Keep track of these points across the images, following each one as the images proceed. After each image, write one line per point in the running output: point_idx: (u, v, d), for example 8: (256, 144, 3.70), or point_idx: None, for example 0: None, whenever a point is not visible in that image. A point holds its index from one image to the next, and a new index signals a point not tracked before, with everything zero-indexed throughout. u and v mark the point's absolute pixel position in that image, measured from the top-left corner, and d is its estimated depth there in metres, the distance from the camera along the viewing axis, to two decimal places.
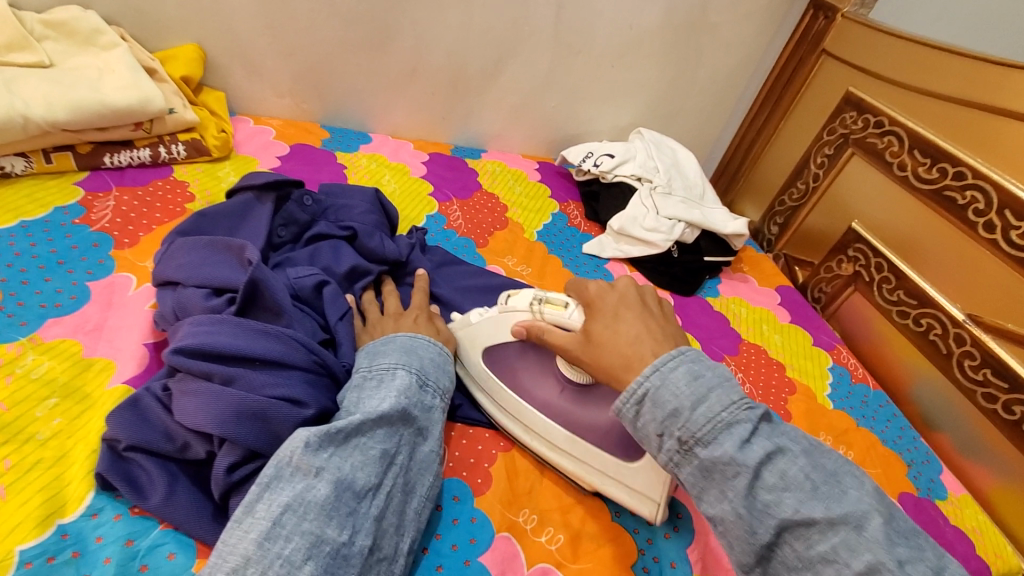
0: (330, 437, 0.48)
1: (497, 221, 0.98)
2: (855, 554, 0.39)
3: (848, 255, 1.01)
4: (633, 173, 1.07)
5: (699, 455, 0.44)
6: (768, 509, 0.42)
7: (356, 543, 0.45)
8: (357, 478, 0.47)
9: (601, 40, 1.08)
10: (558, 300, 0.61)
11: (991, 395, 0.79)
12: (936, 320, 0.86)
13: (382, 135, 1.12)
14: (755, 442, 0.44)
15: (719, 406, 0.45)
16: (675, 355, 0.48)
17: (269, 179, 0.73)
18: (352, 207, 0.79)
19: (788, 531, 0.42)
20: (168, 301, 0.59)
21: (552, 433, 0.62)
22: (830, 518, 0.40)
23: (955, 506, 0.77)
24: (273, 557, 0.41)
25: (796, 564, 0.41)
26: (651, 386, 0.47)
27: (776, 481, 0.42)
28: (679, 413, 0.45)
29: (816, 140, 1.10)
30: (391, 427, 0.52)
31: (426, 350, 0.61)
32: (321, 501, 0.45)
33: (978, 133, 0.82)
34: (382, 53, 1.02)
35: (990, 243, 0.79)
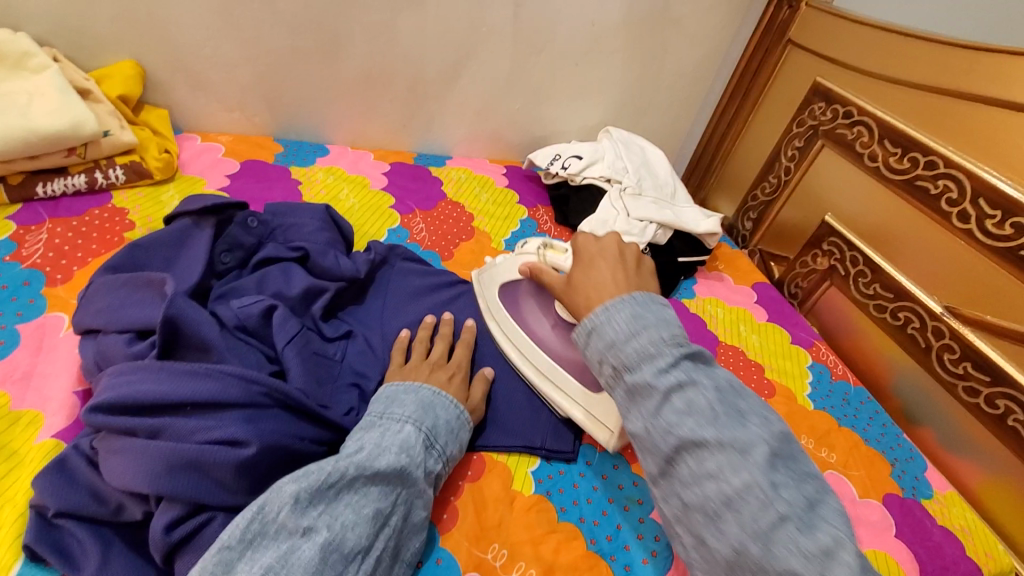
0: (321, 491, 0.46)
1: (462, 231, 0.95)
2: (736, 474, 0.41)
3: (823, 249, 0.99)
4: (602, 175, 1.03)
5: (626, 380, 0.48)
6: (671, 429, 0.44)
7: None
8: (346, 539, 0.45)
9: (561, 39, 1.05)
10: (561, 248, 0.74)
11: (972, 388, 0.77)
12: (914, 314, 0.84)
13: (340, 145, 1.08)
14: (673, 372, 0.46)
15: (649, 340, 0.47)
16: (625, 299, 0.51)
17: (205, 204, 0.69)
18: (302, 226, 0.75)
19: (686, 452, 0.44)
20: (91, 351, 0.55)
21: (541, 359, 0.70)
22: (720, 441, 0.43)
23: (942, 504, 0.75)
24: None
25: (688, 481, 0.44)
26: (599, 321, 0.51)
27: (681, 407, 0.44)
28: (616, 344, 0.49)
29: (785, 133, 1.08)
30: (388, 485, 0.49)
31: (445, 410, 0.59)
32: (305, 563, 0.42)
33: (948, 120, 0.80)
34: (334, 61, 0.97)
35: (964, 233, 0.77)
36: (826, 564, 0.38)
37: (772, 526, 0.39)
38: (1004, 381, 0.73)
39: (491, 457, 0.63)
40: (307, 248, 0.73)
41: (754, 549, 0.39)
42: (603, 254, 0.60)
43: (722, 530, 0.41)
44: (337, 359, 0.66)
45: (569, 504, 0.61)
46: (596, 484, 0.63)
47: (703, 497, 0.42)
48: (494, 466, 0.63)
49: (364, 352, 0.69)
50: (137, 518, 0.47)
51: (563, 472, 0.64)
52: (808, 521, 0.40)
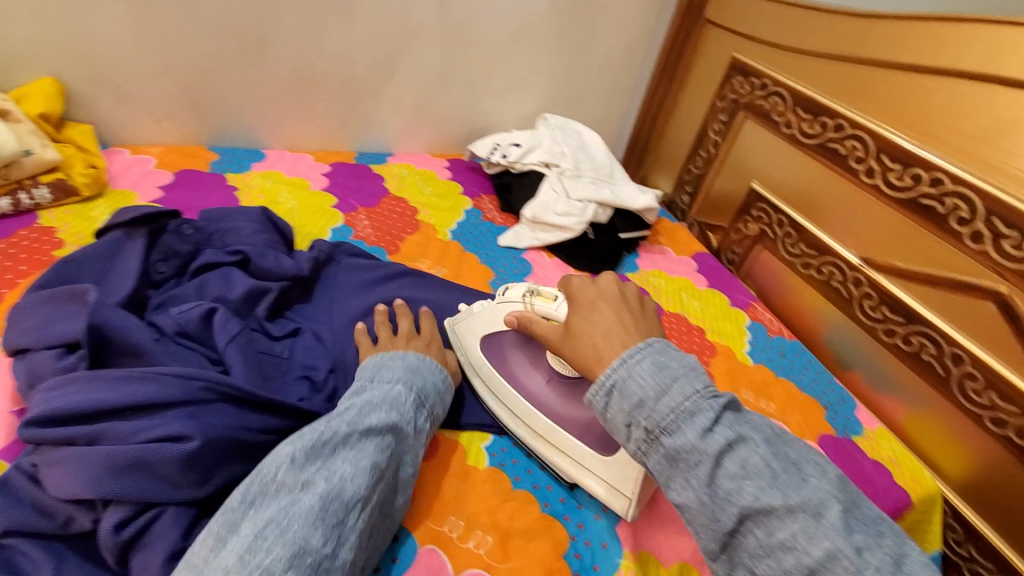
0: (316, 450, 0.49)
1: (407, 225, 0.96)
2: (814, 542, 0.40)
3: (753, 215, 1.05)
4: (541, 160, 1.06)
5: (665, 444, 0.46)
6: (729, 497, 0.43)
7: (339, 557, 0.45)
8: (346, 489, 0.47)
9: (490, 30, 1.07)
10: (549, 295, 0.69)
11: (890, 330, 0.84)
12: (835, 267, 0.90)
13: (278, 149, 1.07)
14: (717, 431, 0.45)
15: (681, 397, 0.46)
16: (641, 348, 0.51)
17: (136, 214, 0.69)
18: (239, 229, 0.75)
19: (750, 519, 0.43)
20: (21, 372, 0.54)
21: (538, 421, 0.66)
22: (788, 506, 0.42)
23: (871, 440, 0.82)
24: (253, 567, 0.41)
25: (757, 552, 0.42)
26: (618, 377, 0.49)
27: (736, 469, 0.44)
28: (645, 402, 0.47)
29: (711, 108, 1.13)
30: (382, 440, 0.52)
31: (430, 372, 0.62)
32: (306, 511, 0.45)
33: (850, 84, 0.87)
34: (263, 64, 0.97)
35: (872, 187, 0.84)
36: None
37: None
38: (917, 320, 0.80)
39: (445, 436, 0.65)
40: (245, 250, 0.73)
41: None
42: (603, 297, 0.58)
43: None
44: (285, 355, 0.67)
45: (523, 473, 0.64)
46: None
47: (780, 569, 0.41)
48: (448, 444, 0.65)
49: (312, 347, 0.69)
50: (88, 527, 0.47)
51: (516, 444, 0.67)
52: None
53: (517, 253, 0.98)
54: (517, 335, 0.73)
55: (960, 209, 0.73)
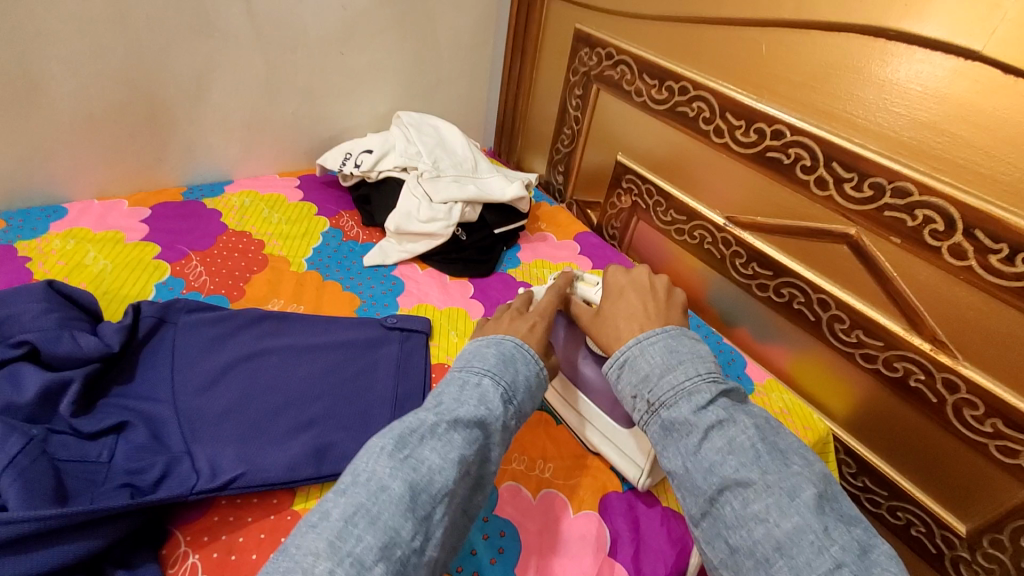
0: (404, 439, 0.47)
1: (252, 262, 0.85)
2: (785, 516, 0.44)
3: (624, 187, 1.03)
4: (397, 165, 0.98)
5: (663, 416, 0.52)
6: (713, 467, 0.47)
7: (425, 553, 0.43)
8: (433, 482, 0.45)
9: (316, 30, 0.96)
10: (592, 281, 0.74)
11: (762, 284, 0.85)
12: (705, 230, 0.90)
13: (85, 200, 0.91)
14: (710, 409, 0.50)
15: (685, 377, 0.52)
16: (657, 333, 0.57)
17: None
18: (19, 315, 0.62)
19: (730, 491, 0.46)
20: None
21: (568, 393, 0.69)
22: (766, 481, 0.46)
23: (762, 395, 0.82)
24: (343, 555, 0.39)
25: (731, 521, 0.45)
26: (632, 354, 0.56)
27: (722, 444, 0.48)
28: (650, 378, 0.54)
29: (565, 83, 1.09)
30: (471, 436, 0.49)
31: (524, 365, 0.57)
32: (396, 500, 0.43)
33: (686, 44, 0.85)
34: (39, 106, 0.81)
35: (722, 147, 0.83)
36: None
37: (828, 572, 0.41)
38: (783, 272, 0.81)
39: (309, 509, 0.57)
40: (31, 339, 0.60)
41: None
42: (633, 284, 0.67)
43: None
44: (102, 459, 0.55)
45: None
46: None
47: (752, 540, 0.44)
48: None
49: (142, 441, 0.57)
50: None
51: None
52: (864, 567, 0.41)
53: (386, 270, 0.90)
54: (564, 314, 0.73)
55: (803, 158, 0.74)
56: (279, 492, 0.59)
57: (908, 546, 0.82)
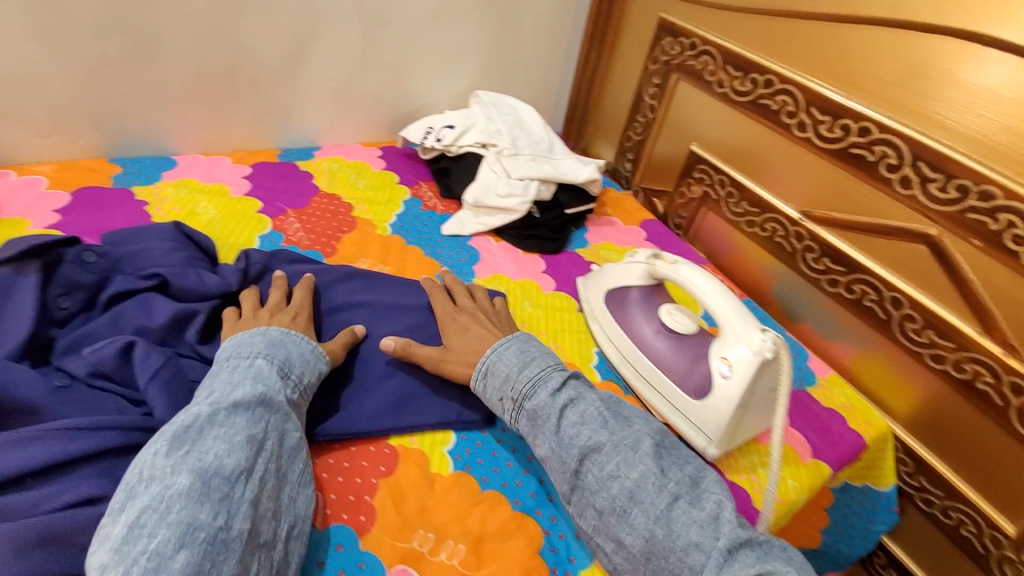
0: (182, 436, 0.48)
1: (342, 223, 0.90)
2: (632, 468, 0.55)
3: (695, 177, 1.05)
4: (477, 141, 1.02)
5: (528, 407, 0.60)
6: (572, 441, 0.57)
7: (234, 527, 0.45)
8: (224, 464, 0.47)
9: (408, 6, 1.01)
10: (670, 259, 0.73)
11: (833, 280, 0.86)
12: (777, 224, 0.91)
13: (190, 155, 0.98)
14: (562, 393, 0.61)
15: (539, 369, 0.62)
16: (510, 338, 0.66)
17: (25, 246, 0.62)
18: (149, 251, 0.69)
19: (589, 459, 0.56)
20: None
21: (624, 345, 0.76)
22: (614, 443, 0.57)
23: (825, 388, 0.84)
24: (137, 554, 0.41)
25: (594, 484, 0.55)
26: (491, 361, 0.64)
27: (576, 418, 0.59)
28: (510, 376, 0.62)
29: (644, 72, 1.12)
30: (253, 415, 0.52)
31: (295, 345, 0.61)
32: (183, 490, 0.45)
33: (775, 37, 0.86)
34: (156, 63, 0.87)
35: (804, 141, 0.84)
36: (714, 525, 0.52)
37: (668, 506, 0.53)
38: (857, 269, 0.82)
39: (404, 446, 0.62)
40: (159, 273, 0.66)
41: (660, 531, 0.52)
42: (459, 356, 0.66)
43: (634, 525, 0.52)
44: None
45: (490, 473, 0.61)
46: (513, 445, 0.64)
47: (612, 498, 0.54)
48: (409, 455, 0.62)
49: None
50: None
51: (478, 444, 0.64)
52: (695, 496, 0.54)
53: (463, 240, 0.94)
54: (642, 290, 0.78)
55: (889, 157, 0.74)
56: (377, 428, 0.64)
57: (958, 549, 0.83)
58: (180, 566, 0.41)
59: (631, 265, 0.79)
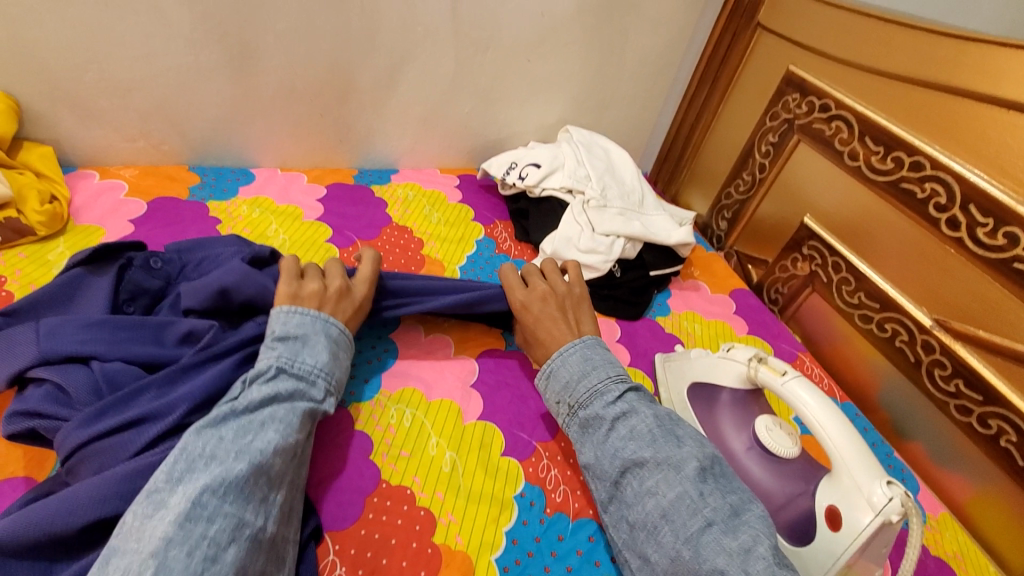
0: (243, 426, 0.47)
1: (411, 261, 0.85)
2: (671, 488, 0.50)
3: (803, 253, 0.93)
4: (563, 185, 0.94)
5: (580, 415, 0.57)
6: (617, 452, 0.53)
7: (269, 528, 0.44)
8: (275, 463, 0.46)
9: (509, 34, 0.94)
10: (778, 366, 0.63)
11: (964, 407, 0.73)
12: (901, 326, 0.79)
13: (269, 168, 0.95)
14: (618, 403, 0.56)
15: (597, 380, 0.58)
16: (576, 342, 0.62)
17: (94, 248, 0.59)
18: (216, 255, 0.63)
19: (631, 472, 0.52)
20: (38, 395, 0.48)
21: None
22: (657, 460, 0.51)
23: (934, 530, 0.72)
24: (198, 538, 0.39)
25: (630, 498, 0.52)
26: (553, 365, 0.61)
27: (625, 433, 0.54)
28: (570, 384, 0.59)
29: (759, 126, 1.00)
30: (305, 413, 0.51)
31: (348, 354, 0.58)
32: (240, 482, 0.43)
33: (936, 116, 0.73)
34: (247, 75, 0.84)
35: (954, 241, 0.71)
36: (744, 558, 0.45)
37: (699, 529, 0.47)
38: (999, 402, 0.69)
39: (447, 547, 0.55)
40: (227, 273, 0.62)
41: (685, 553, 0.46)
42: None
43: (661, 544, 0.48)
44: None
45: None
46: (568, 564, 0.56)
47: (645, 514, 0.50)
48: (453, 559, 0.54)
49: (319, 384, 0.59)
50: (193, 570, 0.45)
51: (529, 555, 0.56)
52: (731, 525, 0.47)
53: None
54: (736, 393, 0.68)
55: None
56: (423, 517, 0.57)
57: None
58: (230, 561, 0.40)
59: (723, 361, 0.69)
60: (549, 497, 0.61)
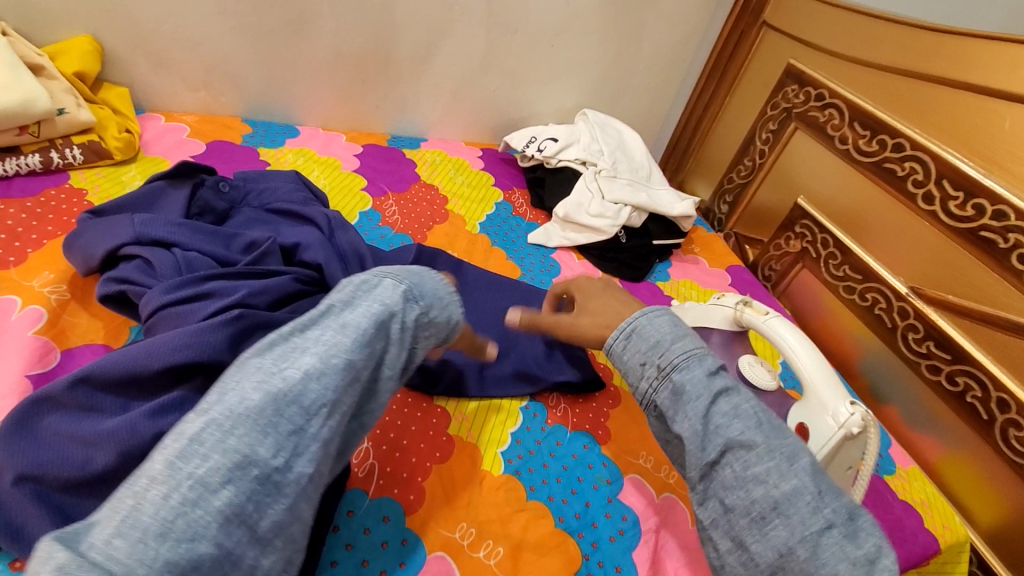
0: (282, 352, 0.44)
1: (436, 214, 0.93)
2: (785, 478, 0.43)
3: (796, 232, 1.01)
4: (578, 157, 1.03)
5: (674, 380, 0.48)
6: (718, 430, 0.46)
7: (291, 470, 0.40)
8: (303, 396, 0.41)
9: (537, 19, 1.03)
10: (760, 308, 0.71)
11: (934, 367, 0.79)
12: (881, 295, 0.86)
13: (312, 127, 1.05)
14: (718, 376, 0.48)
15: (694, 343, 0.50)
16: (662, 305, 0.54)
17: (175, 167, 0.69)
18: (275, 189, 0.75)
19: (731, 454, 0.45)
20: (131, 267, 0.57)
21: None
22: (768, 446, 0.44)
23: (904, 479, 0.78)
24: (184, 476, 0.36)
25: (731, 483, 0.44)
26: (638, 323, 0.52)
27: (728, 410, 0.46)
28: (660, 344, 0.50)
29: (760, 115, 1.09)
30: (362, 341, 0.45)
31: (430, 278, 0.53)
32: (252, 415, 0.39)
33: (917, 102, 0.81)
34: (301, 38, 0.93)
35: (929, 214, 0.79)
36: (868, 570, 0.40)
37: (819, 531, 0.41)
38: (965, 360, 0.75)
39: (460, 438, 0.62)
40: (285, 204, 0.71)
41: (801, 552, 0.40)
42: None
43: (768, 535, 0.42)
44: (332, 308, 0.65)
45: (539, 484, 0.60)
46: (565, 462, 0.63)
47: (749, 501, 0.43)
48: (465, 448, 0.62)
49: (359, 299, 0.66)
50: None
51: (531, 452, 0.63)
52: (851, 529, 0.41)
53: (546, 251, 0.95)
54: (722, 336, 0.75)
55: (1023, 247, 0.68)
56: (439, 413, 0.64)
57: None
58: (220, 504, 0.36)
59: (712, 308, 0.77)
60: (551, 411, 0.68)
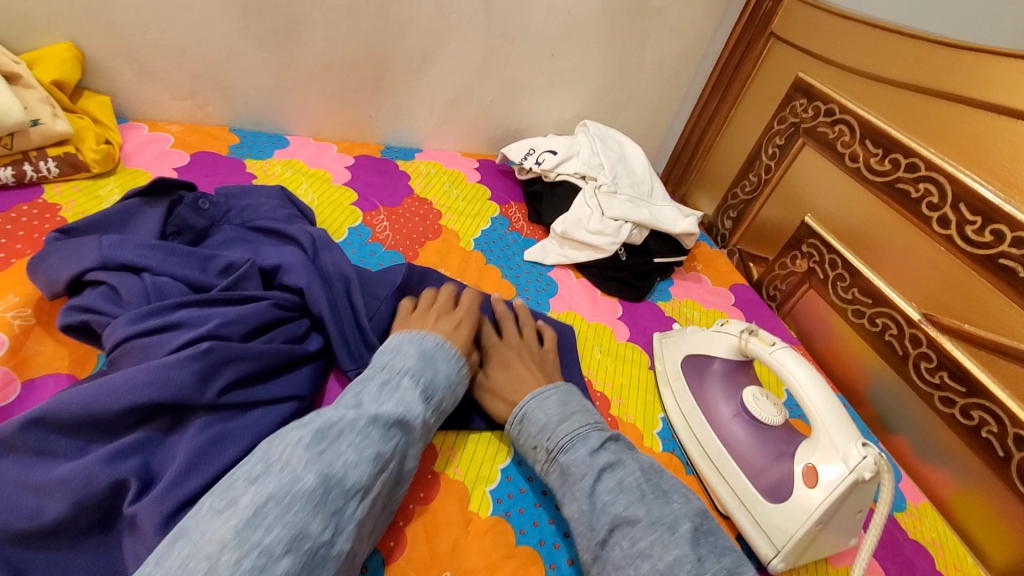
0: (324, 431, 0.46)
1: (429, 229, 0.90)
2: (665, 550, 0.46)
3: (803, 251, 0.97)
4: (577, 171, 0.99)
5: (561, 462, 0.55)
6: (604, 507, 0.50)
7: (336, 545, 0.42)
8: (348, 476, 0.44)
9: (537, 28, 1.00)
10: (767, 338, 0.67)
11: (948, 398, 0.76)
12: (891, 320, 0.82)
13: (303, 137, 1.02)
14: (603, 453, 0.54)
15: (578, 424, 0.57)
16: (552, 388, 0.61)
17: (150, 182, 0.65)
18: (258, 206, 0.71)
19: (618, 530, 0.49)
20: (96, 294, 0.54)
21: (699, 421, 0.69)
22: (650, 519, 0.49)
23: (915, 516, 0.74)
24: (251, 545, 0.38)
25: (619, 562, 0.47)
26: (527, 408, 0.59)
27: (612, 485, 0.52)
28: (547, 426, 0.57)
29: (767, 129, 1.06)
30: (389, 430, 0.48)
31: (445, 362, 0.57)
32: (308, 491, 0.42)
33: (933, 120, 0.77)
34: (292, 46, 0.90)
35: (944, 238, 0.75)
36: None
37: None
38: (980, 393, 0.71)
39: (446, 476, 0.59)
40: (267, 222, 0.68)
41: None
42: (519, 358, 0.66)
43: None
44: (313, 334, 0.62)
45: (529, 527, 0.57)
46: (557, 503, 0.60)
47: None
48: (451, 487, 0.58)
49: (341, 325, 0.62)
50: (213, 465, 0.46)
51: (522, 491, 0.60)
52: None
53: (543, 270, 0.91)
54: (726, 365, 0.71)
55: None
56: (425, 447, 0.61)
57: None
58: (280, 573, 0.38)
59: (716, 335, 0.73)
60: None
